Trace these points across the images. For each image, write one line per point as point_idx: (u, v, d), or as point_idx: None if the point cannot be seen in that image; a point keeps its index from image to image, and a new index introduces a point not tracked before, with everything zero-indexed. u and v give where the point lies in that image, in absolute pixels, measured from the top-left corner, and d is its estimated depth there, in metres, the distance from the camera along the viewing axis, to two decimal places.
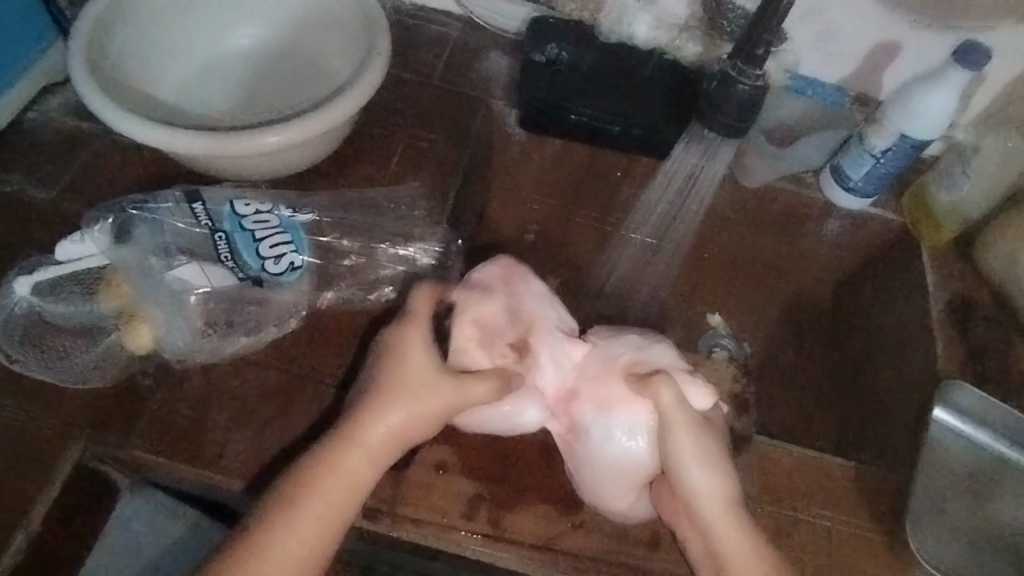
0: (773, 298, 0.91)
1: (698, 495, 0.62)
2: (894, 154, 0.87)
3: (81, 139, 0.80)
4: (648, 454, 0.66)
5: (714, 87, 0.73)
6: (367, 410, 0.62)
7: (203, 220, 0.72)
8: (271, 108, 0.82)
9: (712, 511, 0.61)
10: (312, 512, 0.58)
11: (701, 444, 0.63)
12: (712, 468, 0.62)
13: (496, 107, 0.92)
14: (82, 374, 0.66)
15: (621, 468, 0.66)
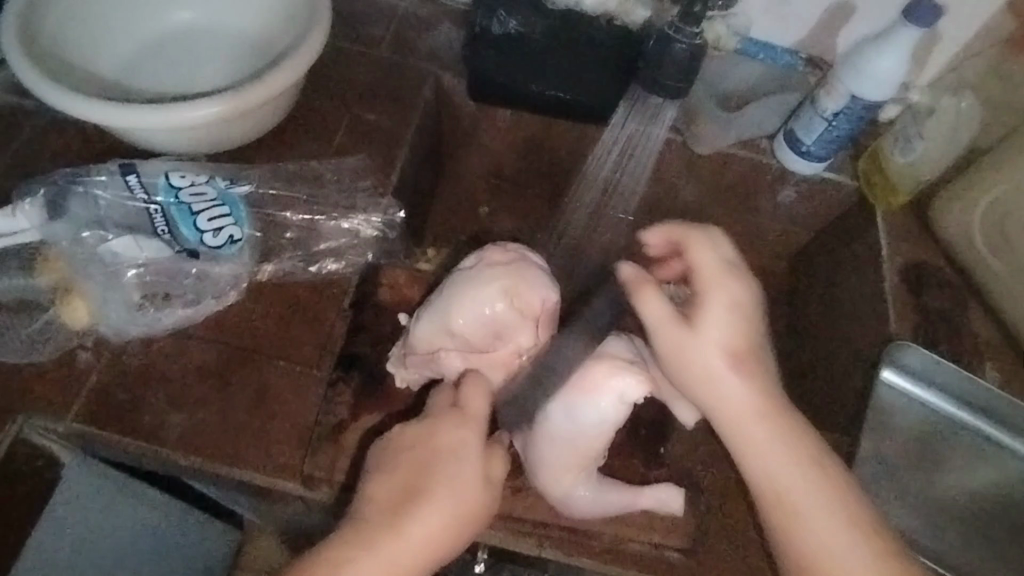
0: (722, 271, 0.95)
1: (772, 463, 0.58)
2: (846, 116, 0.85)
3: (20, 115, 0.80)
4: (595, 440, 0.64)
5: (653, 47, 0.75)
6: (416, 508, 0.57)
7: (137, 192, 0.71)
8: (212, 83, 0.81)
9: (793, 474, 0.57)
10: None
11: (739, 380, 0.59)
12: (766, 415, 0.59)
13: (445, 81, 0.90)
14: (20, 349, 0.67)
15: (574, 443, 0.64)
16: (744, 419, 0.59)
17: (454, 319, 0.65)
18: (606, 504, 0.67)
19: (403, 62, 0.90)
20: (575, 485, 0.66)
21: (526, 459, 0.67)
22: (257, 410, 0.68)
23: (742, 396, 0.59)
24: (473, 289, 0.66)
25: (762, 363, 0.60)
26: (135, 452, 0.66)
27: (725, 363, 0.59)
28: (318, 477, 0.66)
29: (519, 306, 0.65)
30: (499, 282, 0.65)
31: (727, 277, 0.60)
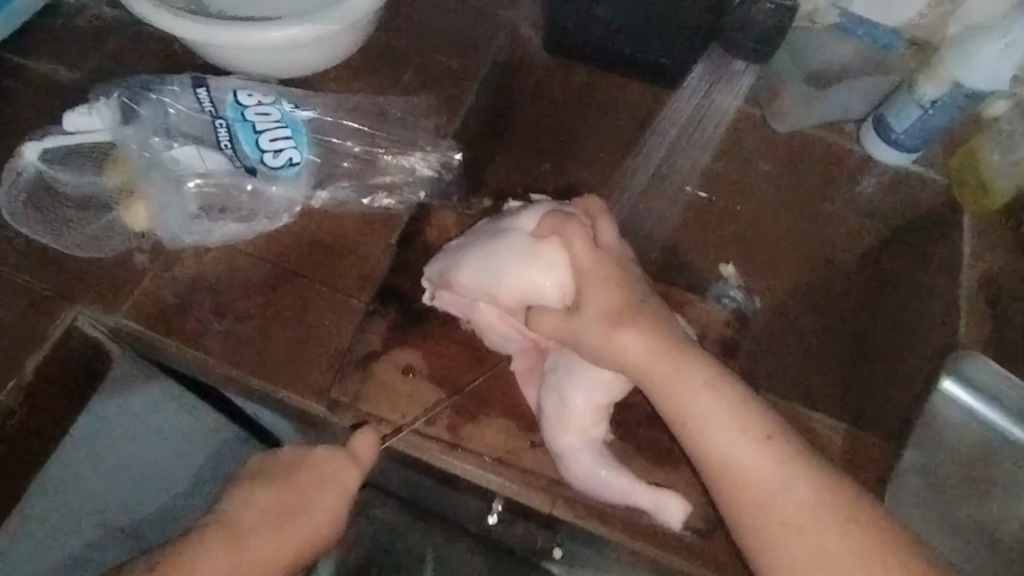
0: (786, 255, 0.89)
1: (749, 467, 0.55)
2: (944, 105, 0.79)
3: (111, 26, 0.83)
4: (592, 413, 0.64)
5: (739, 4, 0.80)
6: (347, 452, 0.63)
7: (207, 105, 0.72)
8: (279, 8, 0.81)
9: (760, 474, 0.55)
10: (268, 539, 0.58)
11: (675, 376, 0.58)
12: (721, 418, 0.56)
13: (522, 29, 0.90)
14: (82, 245, 0.70)
15: (566, 405, 0.64)
16: (698, 423, 0.57)
17: (503, 280, 0.66)
18: (608, 484, 0.63)
19: (479, 5, 0.89)
20: (572, 450, 0.63)
21: (538, 411, 0.66)
22: (293, 331, 0.70)
23: (688, 395, 0.57)
24: (526, 259, 0.65)
25: (687, 359, 0.58)
26: (177, 354, 0.69)
27: (655, 364, 0.58)
28: (343, 404, 0.66)
29: (564, 280, 0.64)
30: (551, 259, 0.64)
31: (596, 266, 0.61)
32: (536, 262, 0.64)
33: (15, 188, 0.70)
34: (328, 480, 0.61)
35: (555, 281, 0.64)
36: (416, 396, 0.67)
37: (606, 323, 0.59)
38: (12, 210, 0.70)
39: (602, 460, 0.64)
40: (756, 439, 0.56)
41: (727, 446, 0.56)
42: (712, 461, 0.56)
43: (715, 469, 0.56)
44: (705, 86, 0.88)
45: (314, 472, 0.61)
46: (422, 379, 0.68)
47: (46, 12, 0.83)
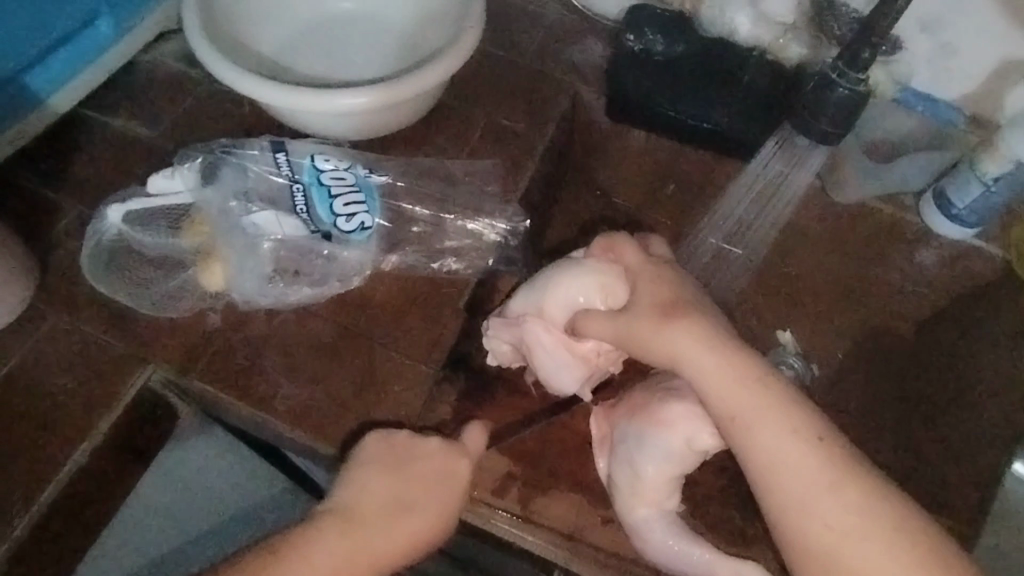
0: (848, 320, 0.87)
1: (788, 466, 0.54)
2: (1007, 183, 0.80)
3: (186, 84, 0.85)
4: (665, 483, 0.61)
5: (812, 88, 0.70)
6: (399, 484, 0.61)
7: (285, 170, 0.73)
8: (372, 74, 0.85)
9: (799, 473, 0.54)
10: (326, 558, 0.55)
11: (719, 375, 0.57)
12: (763, 417, 0.56)
13: (585, 95, 0.91)
14: (156, 303, 0.71)
15: (637, 478, 0.62)
16: (740, 420, 0.56)
17: (550, 294, 0.67)
18: (686, 558, 0.62)
19: (543, 70, 0.91)
20: (647, 521, 0.62)
21: (608, 482, 0.65)
22: (361, 397, 0.69)
23: (731, 393, 0.57)
24: (571, 271, 0.66)
25: (735, 358, 0.58)
26: (246, 415, 0.69)
27: (699, 362, 0.58)
28: None
29: (608, 286, 0.65)
30: (598, 270, 0.66)
31: (648, 271, 0.64)
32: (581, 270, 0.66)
33: (100, 249, 0.72)
34: (406, 490, 0.61)
35: (601, 289, 0.65)
36: (487, 468, 0.67)
37: (654, 319, 0.60)
38: (93, 268, 0.71)
39: (679, 531, 0.62)
40: (799, 440, 0.54)
41: (766, 443, 0.55)
42: (752, 457, 0.55)
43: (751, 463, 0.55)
44: (780, 166, 0.86)
45: (391, 480, 0.61)
46: (494, 452, 0.67)
47: (124, 70, 0.85)
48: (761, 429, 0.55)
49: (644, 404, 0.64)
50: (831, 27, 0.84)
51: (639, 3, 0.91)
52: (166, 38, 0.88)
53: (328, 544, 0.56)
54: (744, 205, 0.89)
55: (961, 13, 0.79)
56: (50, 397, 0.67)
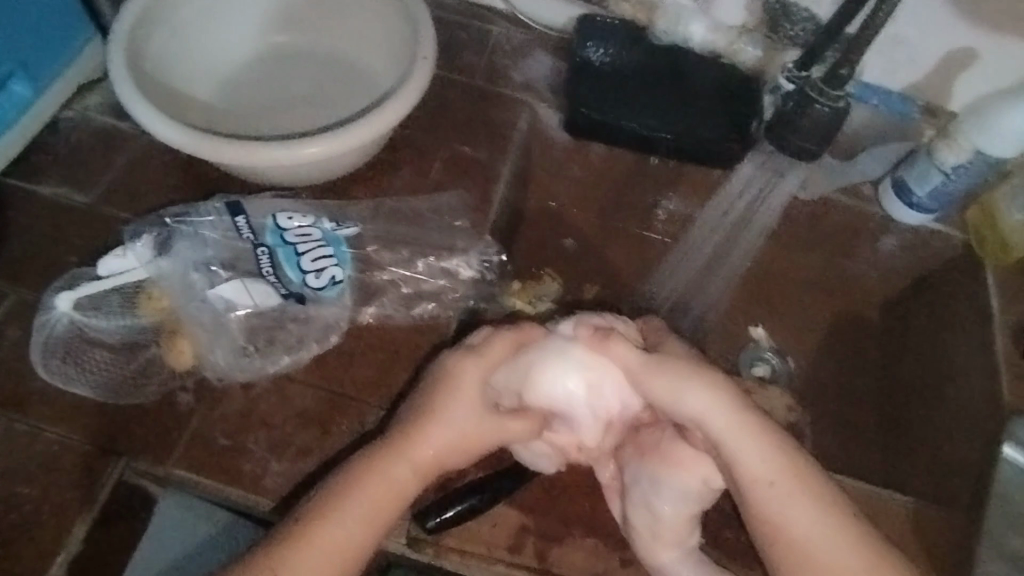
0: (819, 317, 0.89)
1: (825, 544, 0.53)
2: (966, 170, 0.81)
3: (118, 141, 0.78)
4: (686, 517, 0.59)
5: (790, 106, 0.73)
6: (408, 430, 0.59)
7: (245, 233, 0.70)
8: (316, 114, 0.81)
9: (833, 550, 0.53)
10: (335, 534, 0.54)
11: (751, 447, 0.56)
12: (798, 491, 0.55)
13: (540, 112, 0.89)
14: (119, 390, 0.65)
15: (655, 516, 0.60)
16: (776, 495, 0.55)
17: (530, 386, 0.63)
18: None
19: (494, 89, 0.89)
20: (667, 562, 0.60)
21: (625, 522, 0.62)
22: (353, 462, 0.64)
23: (764, 459, 0.56)
24: (551, 365, 0.63)
25: (768, 430, 0.57)
26: (232, 497, 0.64)
27: (731, 433, 0.56)
28: (424, 539, 0.62)
29: (589, 383, 0.63)
30: (584, 368, 0.63)
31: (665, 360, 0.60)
32: (562, 364, 0.63)
33: (53, 342, 0.66)
34: (456, 398, 0.61)
35: (583, 386, 0.63)
36: (498, 522, 0.64)
37: (682, 373, 0.58)
38: (45, 362, 0.66)
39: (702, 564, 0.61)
40: (834, 516, 0.54)
41: (801, 518, 0.54)
42: (789, 533, 0.54)
43: (785, 542, 0.54)
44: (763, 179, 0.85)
45: (395, 437, 0.59)
46: (503, 505, 0.64)
47: (45, 130, 0.78)
48: (795, 501, 0.55)
49: (654, 442, 0.62)
50: (784, 29, 0.84)
51: (585, 13, 0.90)
52: (88, 90, 0.81)
53: (372, 471, 0.57)
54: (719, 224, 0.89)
55: (909, 12, 0.81)
56: (14, 508, 0.62)
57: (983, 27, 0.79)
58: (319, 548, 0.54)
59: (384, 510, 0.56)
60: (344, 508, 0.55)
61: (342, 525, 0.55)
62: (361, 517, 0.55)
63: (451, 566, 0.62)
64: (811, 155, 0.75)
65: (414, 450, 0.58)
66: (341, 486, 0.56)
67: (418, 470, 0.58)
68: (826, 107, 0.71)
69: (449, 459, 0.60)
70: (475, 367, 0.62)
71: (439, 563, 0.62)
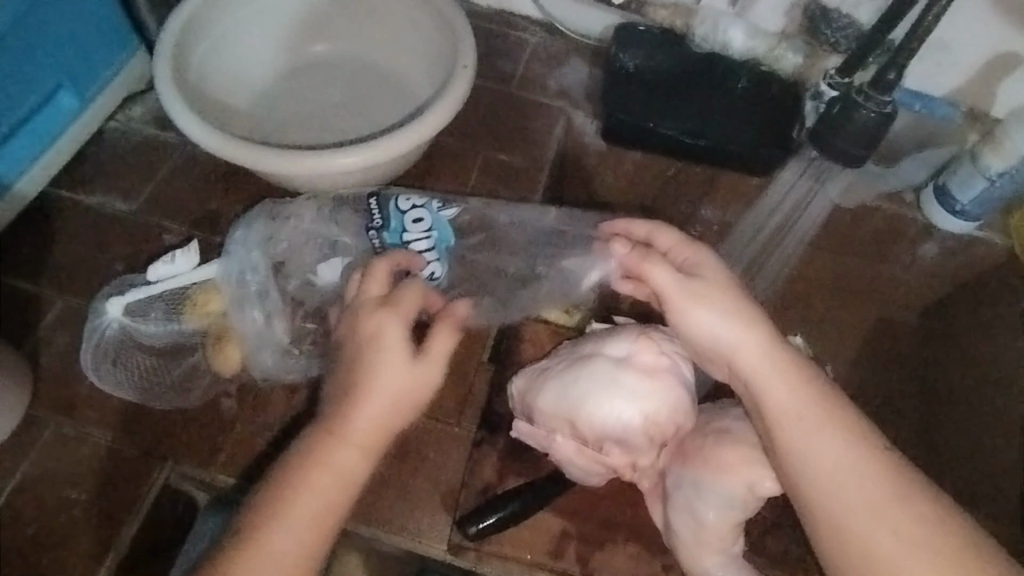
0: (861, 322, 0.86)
1: (851, 479, 0.49)
2: (1012, 176, 0.79)
3: (161, 150, 0.80)
4: (727, 524, 0.58)
5: (835, 112, 0.71)
6: (340, 407, 0.51)
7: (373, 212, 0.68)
8: (356, 123, 0.82)
9: (856, 484, 0.48)
10: (287, 543, 0.48)
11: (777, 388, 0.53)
12: (822, 418, 0.51)
13: (577, 120, 0.90)
14: (168, 395, 0.66)
15: (697, 521, 0.59)
16: (796, 425, 0.51)
17: (586, 410, 0.60)
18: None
19: (531, 96, 0.90)
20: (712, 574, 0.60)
21: (666, 528, 0.62)
22: (399, 468, 0.67)
23: (792, 392, 0.52)
24: (607, 389, 0.60)
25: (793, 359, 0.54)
26: None
27: (756, 367, 0.53)
28: (466, 545, 0.64)
29: (649, 410, 0.59)
30: (640, 393, 0.59)
31: (703, 273, 0.56)
32: (614, 392, 0.59)
33: (104, 348, 0.66)
34: (382, 363, 0.52)
35: (641, 413, 0.59)
36: (540, 529, 0.65)
37: (724, 296, 0.55)
38: (97, 368, 0.66)
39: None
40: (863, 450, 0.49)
41: (827, 451, 0.50)
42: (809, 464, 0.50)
43: (805, 472, 0.50)
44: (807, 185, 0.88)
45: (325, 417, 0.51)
46: (545, 511, 0.65)
47: (91, 140, 0.79)
48: (816, 435, 0.50)
49: (698, 449, 0.60)
50: (825, 35, 0.83)
51: (622, 20, 0.90)
52: (133, 100, 0.82)
53: (308, 463, 0.49)
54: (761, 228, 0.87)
55: (955, 17, 0.79)
56: (64, 511, 0.63)
57: None
58: (261, 565, 0.47)
59: (331, 507, 0.49)
60: (284, 514, 0.48)
61: (293, 531, 0.48)
62: (304, 523, 0.48)
63: (494, 571, 0.64)
64: (850, 161, 0.73)
65: (352, 425, 0.50)
66: (286, 484, 0.49)
67: (362, 449, 0.50)
68: (873, 112, 0.69)
69: (393, 424, 0.52)
70: (389, 316, 0.53)
71: (482, 568, 0.64)
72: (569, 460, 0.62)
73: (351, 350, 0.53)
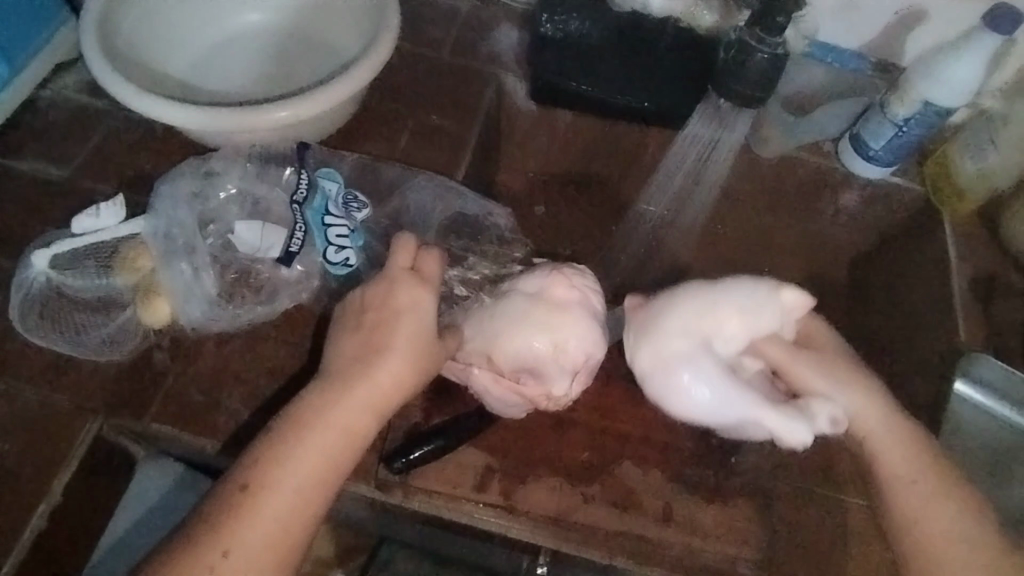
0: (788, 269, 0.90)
1: (947, 526, 0.56)
2: (917, 122, 0.82)
3: (92, 118, 0.81)
4: (674, 343, 0.66)
5: (732, 57, 0.74)
6: (357, 370, 0.57)
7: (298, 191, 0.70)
8: (287, 86, 0.84)
9: (944, 521, 0.56)
10: (287, 494, 0.53)
11: (857, 395, 0.62)
12: (938, 478, 0.58)
13: (507, 83, 0.93)
14: (95, 348, 0.67)
15: (652, 326, 0.67)
16: (891, 440, 0.61)
17: (500, 343, 0.63)
18: (718, 412, 0.65)
19: (462, 62, 0.93)
20: (666, 367, 0.66)
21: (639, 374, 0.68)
22: None
23: (916, 459, 0.59)
24: (517, 321, 0.63)
25: (917, 437, 0.60)
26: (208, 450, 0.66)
27: (886, 433, 0.61)
28: (392, 481, 0.66)
29: (558, 340, 0.63)
30: (550, 323, 0.63)
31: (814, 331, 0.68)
32: (523, 325, 0.63)
33: (30, 300, 0.69)
34: (402, 331, 0.58)
35: (551, 341, 0.63)
36: (465, 463, 0.67)
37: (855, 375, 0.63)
38: (25, 321, 0.68)
39: (706, 371, 0.65)
40: (965, 513, 0.57)
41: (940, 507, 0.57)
42: (868, 437, 0.61)
43: (899, 499, 0.58)
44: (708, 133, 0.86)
45: (342, 380, 0.57)
46: (469, 447, 0.68)
47: (21, 110, 0.81)
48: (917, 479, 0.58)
49: None
50: None
51: None
52: (64, 71, 0.83)
53: (315, 420, 0.55)
54: (681, 174, 0.90)
55: None
56: None
57: None
58: (261, 519, 0.52)
59: (339, 462, 0.55)
60: (283, 472, 0.54)
61: (294, 483, 0.53)
62: (311, 472, 0.54)
63: (420, 507, 0.66)
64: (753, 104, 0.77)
65: (371, 386, 0.57)
66: (284, 439, 0.55)
67: (378, 409, 0.57)
68: (766, 55, 0.72)
69: (412, 386, 0.58)
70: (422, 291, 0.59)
71: (408, 504, 0.66)
72: (490, 393, 0.63)
73: (376, 322, 0.58)
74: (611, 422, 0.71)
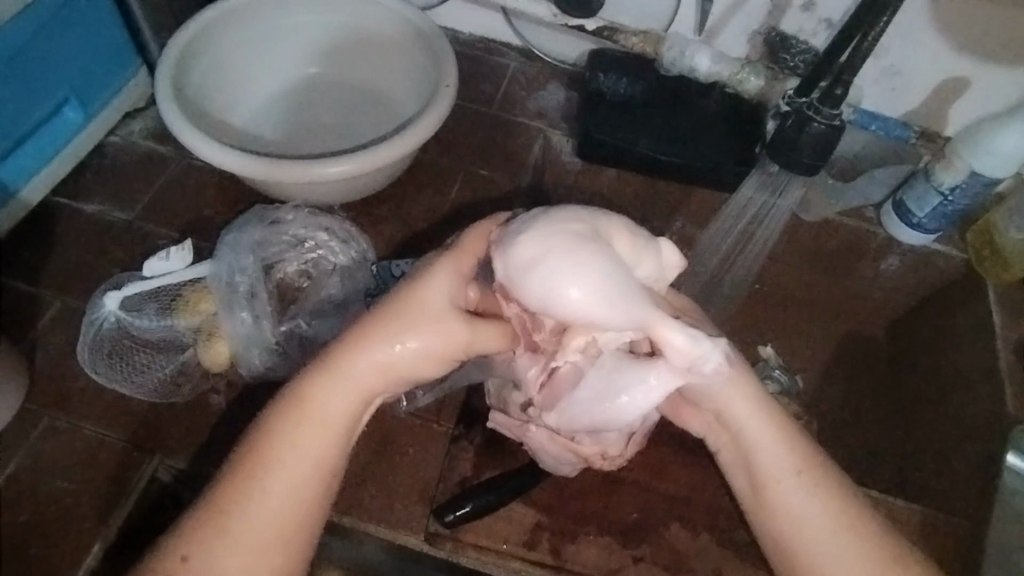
0: (837, 325, 0.87)
1: (818, 533, 0.52)
2: (962, 192, 0.83)
3: (157, 163, 0.84)
4: (531, 263, 0.50)
5: (789, 125, 0.76)
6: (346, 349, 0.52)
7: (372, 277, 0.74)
8: (344, 139, 0.86)
9: (811, 521, 0.53)
10: (261, 493, 0.49)
11: (749, 403, 0.56)
12: (809, 477, 0.54)
13: (554, 138, 0.95)
14: (157, 388, 0.69)
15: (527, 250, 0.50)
16: (772, 454, 0.55)
17: None
18: (598, 313, 0.50)
19: (510, 116, 0.95)
20: (548, 256, 0.50)
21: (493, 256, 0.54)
22: (379, 459, 0.70)
23: (778, 451, 0.55)
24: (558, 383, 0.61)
25: (790, 431, 0.56)
26: None
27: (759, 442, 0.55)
28: (442, 535, 0.66)
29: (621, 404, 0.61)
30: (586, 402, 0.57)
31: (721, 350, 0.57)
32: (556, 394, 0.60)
33: (99, 340, 0.70)
34: (404, 309, 0.53)
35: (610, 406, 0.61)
36: (515, 519, 0.67)
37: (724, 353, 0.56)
38: (92, 361, 0.69)
39: (564, 278, 0.50)
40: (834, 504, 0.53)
41: (808, 509, 0.53)
42: (762, 471, 0.55)
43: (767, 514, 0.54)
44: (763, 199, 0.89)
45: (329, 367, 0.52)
46: (519, 502, 0.68)
47: (91, 153, 0.84)
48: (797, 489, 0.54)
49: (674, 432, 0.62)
50: (784, 60, 0.90)
51: (595, 47, 0.96)
52: (132, 117, 0.87)
53: (295, 407, 0.51)
54: (728, 236, 0.89)
55: (901, 41, 0.85)
56: (52, 497, 0.65)
57: (974, 58, 0.84)
58: (236, 537, 0.49)
59: (322, 463, 0.51)
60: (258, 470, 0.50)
61: (269, 481, 0.50)
62: (288, 465, 0.50)
63: (468, 562, 0.66)
64: (810, 172, 0.78)
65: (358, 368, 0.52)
66: (266, 431, 0.51)
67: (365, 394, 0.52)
68: (822, 124, 0.74)
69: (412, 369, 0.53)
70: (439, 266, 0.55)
71: (456, 559, 0.66)
72: (547, 448, 0.64)
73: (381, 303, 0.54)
74: (659, 480, 0.70)
